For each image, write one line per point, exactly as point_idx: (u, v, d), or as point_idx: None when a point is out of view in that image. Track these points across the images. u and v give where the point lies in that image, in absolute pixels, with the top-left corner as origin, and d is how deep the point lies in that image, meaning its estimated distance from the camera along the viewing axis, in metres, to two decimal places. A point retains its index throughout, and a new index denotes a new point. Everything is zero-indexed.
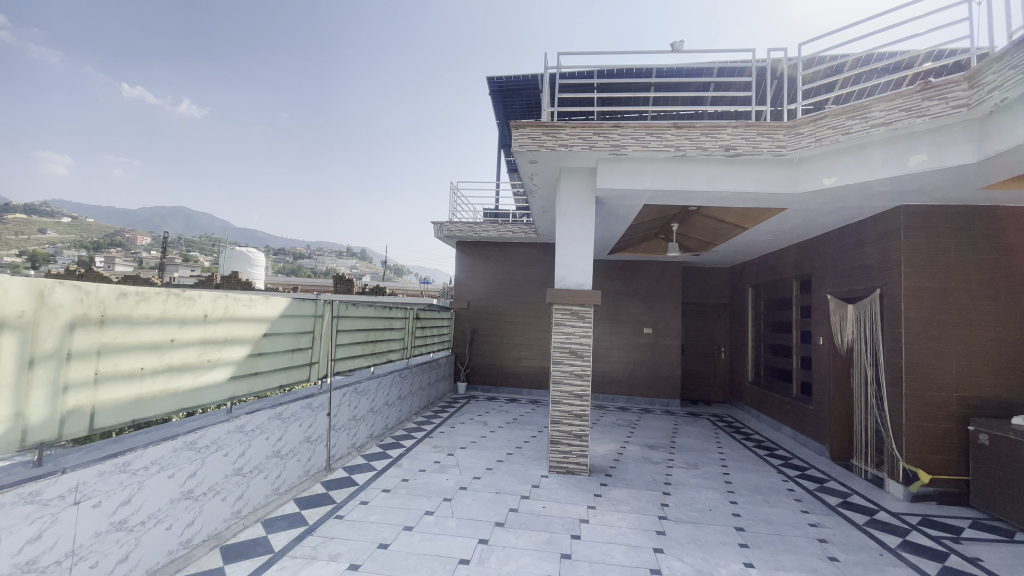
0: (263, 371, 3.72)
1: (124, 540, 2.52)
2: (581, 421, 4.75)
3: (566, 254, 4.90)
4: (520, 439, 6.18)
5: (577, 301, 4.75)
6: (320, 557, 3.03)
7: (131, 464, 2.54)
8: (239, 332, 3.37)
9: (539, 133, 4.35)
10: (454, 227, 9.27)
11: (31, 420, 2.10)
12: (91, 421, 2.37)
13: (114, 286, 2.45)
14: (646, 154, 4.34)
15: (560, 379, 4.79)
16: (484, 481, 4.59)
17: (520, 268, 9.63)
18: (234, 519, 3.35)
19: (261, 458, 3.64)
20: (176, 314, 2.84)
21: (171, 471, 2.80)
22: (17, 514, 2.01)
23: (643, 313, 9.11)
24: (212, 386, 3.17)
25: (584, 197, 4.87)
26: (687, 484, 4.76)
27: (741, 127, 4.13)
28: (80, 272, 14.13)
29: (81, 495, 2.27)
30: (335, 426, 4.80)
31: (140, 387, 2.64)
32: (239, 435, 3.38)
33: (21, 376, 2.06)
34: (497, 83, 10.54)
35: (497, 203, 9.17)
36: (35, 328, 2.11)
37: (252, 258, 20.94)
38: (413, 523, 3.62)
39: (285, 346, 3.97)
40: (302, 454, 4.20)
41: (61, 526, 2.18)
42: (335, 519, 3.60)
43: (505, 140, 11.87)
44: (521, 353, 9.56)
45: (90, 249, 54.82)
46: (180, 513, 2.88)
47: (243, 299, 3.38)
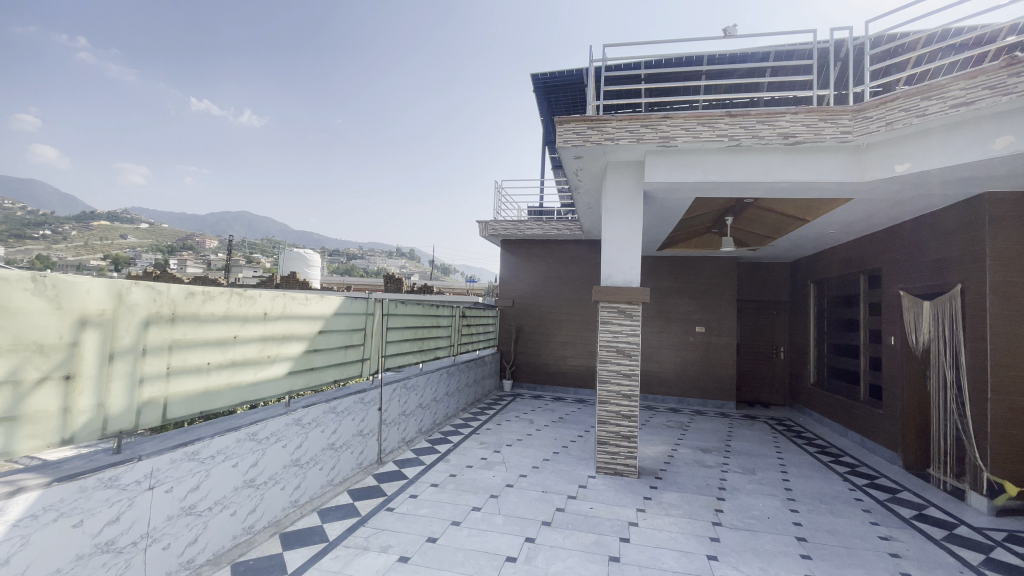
0: (318, 367, 3.87)
1: (194, 524, 2.69)
2: (629, 422, 4.64)
3: (612, 250, 4.81)
4: (567, 439, 6.13)
5: (625, 299, 4.64)
6: (371, 548, 3.12)
7: (199, 453, 2.71)
8: (296, 329, 3.54)
9: (584, 127, 4.28)
10: (498, 225, 9.30)
11: (111, 409, 2.29)
12: (163, 412, 2.55)
13: (183, 286, 2.62)
14: (697, 145, 4.18)
15: (607, 379, 4.71)
16: (530, 480, 4.58)
17: (565, 266, 9.55)
18: (292, 508, 3.52)
19: (316, 450, 3.80)
20: (239, 313, 3.00)
21: (235, 460, 2.97)
22: (99, 497, 2.18)
23: (694, 311, 8.81)
24: (272, 380, 3.33)
25: (631, 192, 4.74)
26: (743, 490, 4.55)
27: (801, 114, 3.90)
28: (155, 273, 15.17)
29: (155, 481, 2.45)
30: (386, 421, 4.94)
31: (208, 381, 2.82)
32: (297, 428, 3.54)
33: (102, 369, 2.24)
34: (541, 80, 10.49)
35: (542, 201, 9.13)
36: (114, 325, 2.29)
37: (308, 260, 21.92)
38: (460, 518, 3.66)
39: (338, 343, 4.11)
40: (355, 447, 4.35)
41: (136, 509, 2.36)
42: (385, 511, 3.70)
43: (549, 136, 11.83)
44: (566, 351, 9.48)
45: (165, 252, 59.29)
46: (244, 500, 3.05)
47: (299, 298, 3.53)
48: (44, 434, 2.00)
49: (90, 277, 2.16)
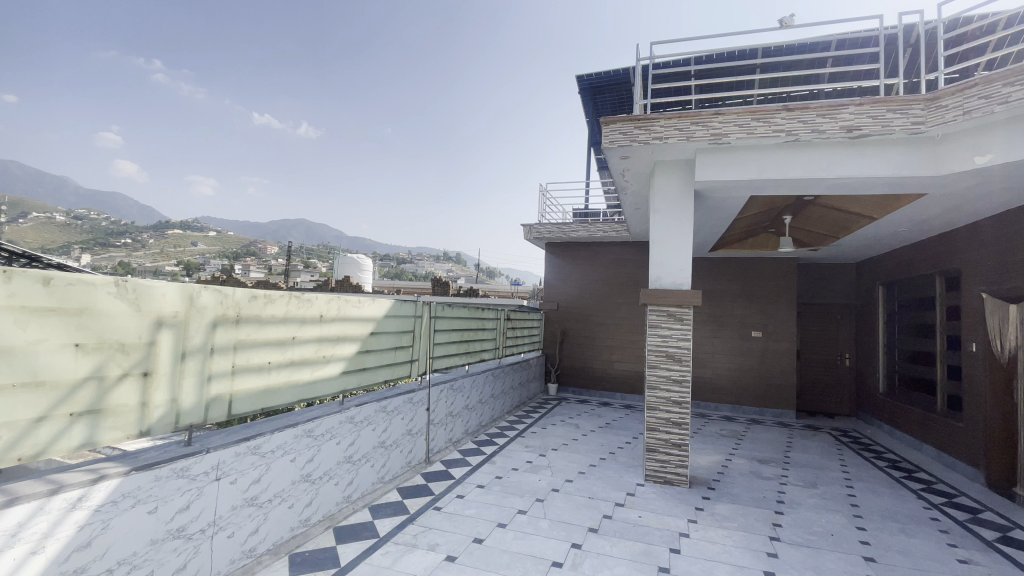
0: (370, 367, 4.00)
1: (255, 514, 2.85)
2: (680, 429, 4.50)
3: (661, 252, 4.69)
4: (614, 445, 6.01)
5: (675, 302, 4.51)
6: (419, 546, 3.18)
7: (261, 447, 2.86)
8: (349, 330, 3.67)
9: (631, 127, 4.21)
10: (543, 228, 9.30)
11: (183, 404, 2.46)
12: (229, 408, 2.72)
13: (247, 290, 2.78)
14: (751, 142, 4.01)
15: (656, 385, 4.59)
16: (576, 485, 4.53)
17: (612, 268, 9.40)
18: (345, 503, 3.65)
19: (368, 448, 3.92)
20: (297, 315, 3.15)
21: (293, 455, 3.12)
22: (172, 486, 2.35)
23: (749, 314, 8.44)
24: (327, 380, 3.48)
25: (681, 192, 4.61)
26: (803, 504, 4.30)
27: (866, 105, 3.66)
28: (222, 278, 16.30)
29: (221, 472, 2.61)
30: (434, 421, 5.04)
31: (269, 379, 2.99)
32: (350, 426, 3.67)
33: (175, 367, 2.41)
34: (586, 81, 10.42)
35: (588, 203, 9.03)
36: (186, 326, 2.46)
37: (361, 265, 22.75)
38: (506, 520, 3.68)
39: (389, 344, 4.24)
40: (404, 446, 4.46)
41: (204, 498, 2.52)
42: (433, 510, 3.77)
43: (595, 138, 11.74)
44: (613, 356, 9.32)
45: (231, 258, 63.37)
46: (301, 493, 3.20)
47: (352, 301, 3.67)
48: (124, 426, 2.18)
49: (164, 281, 2.33)
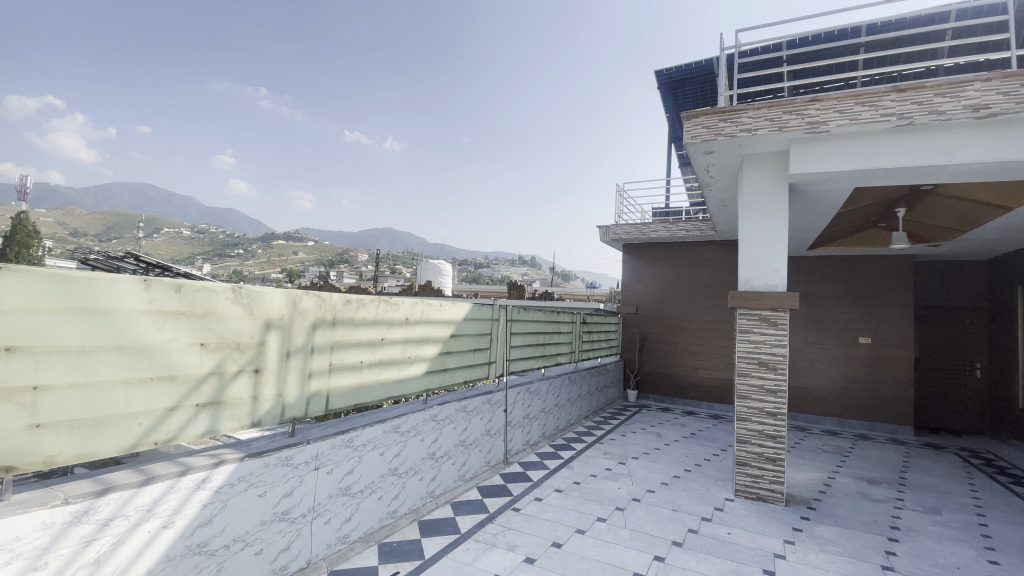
0: (451, 368, 4.14)
1: (349, 503, 3.05)
2: (774, 442, 4.17)
3: (750, 252, 4.39)
4: (699, 456, 5.71)
5: (767, 305, 4.20)
6: (499, 545, 3.23)
7: (353, 441, 3.06)
8: (432, 332, 3.83)
9: (715, 120, 4.00)
10: (620, 230, 9.12)
11: (288, 399, 2.70)
12: (326, 403, 2.95)
13: (342, 294, 3.00)
14: (853, 129, 3.64)
15: (747, 394, 4.30)
16: (658, 496, 4.36)
17: (695, 269, 8.95)
18: (429, 498, 3.81)
19: (450, 446, 4.06)
20: (385, 317, 3.35)
21: (381, 450, 3.30)
22: (278, 472, 2.59)
23: (853, 318, 7.66)
24: (412, 379, 3.65)
25: (772, 186, 4.29)
26: (923, 532, 3.80)
27: (996, 79, 3.19)
28: (318, 284, 17.73)
29: (319, 462, 2.83)
30: (511, 423, 5.10)
31: (361, 377, 3.20)
32: (433, 424, 3.82)
33: (281, 364, 2.66)
34: (665, 76, 10.10)
35: (668, 201, 8.69)
36: (290, 327, 2.71)
37: (441, 270, 23.57)
38: (585, 527, 3.62)
39: (468, 346, 4.36)
40: (483, 446, 4.56)
41: (305, 486, 2.75)
42: (512, 511, 3.82)
43: (675, 133, 11.32)
44: (698, 362, 8.88)
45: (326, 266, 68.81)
46: (388, 486, 3.38)
47: (434, 304, 3.83)
48: (239, 416, 2.44)
49: (272, 287, 2.58)
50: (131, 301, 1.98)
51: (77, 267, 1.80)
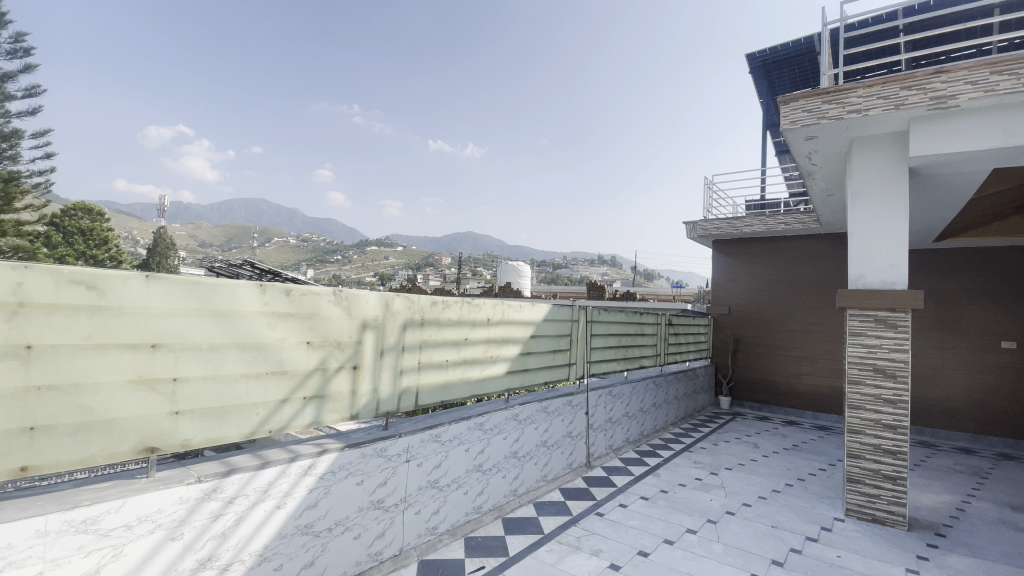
0: (532, 368, 4.17)
1: (437, 496, 3.19)
2: (893, 458, 3.71)
3: (862, 245, 3.94)
4: (803, 470, 5.23)
5: (883, 305, 3.75)
6: (583, 549, 3.20)
7: (440, 436, 3.19)
8: (513, 333, 3.89)
9: (818, 102, 3.66)
10: (709, 224, 8.54)
11: (382, 394, 2.88)
12: (416, 399, 3.10)
13: (429, 296, 3.14)
14: (989, 101, 3.13)
15: (859, 404, 3.88)
16: (754, 510, 4.06)
17: (795, 266, 8.23)
18: (512, 497, 3.87)
19: (532, 446, 4.09)
20: (469, 318, 3.46)
21: (466, 446, 3.41)
22: (373, 463, 2.77)
23: (993, 320, 6.60)
24: (494, 378, 3.74)
25: (888, 171, 3.82)
26: None
27: None
28: (405, 286, 18.65)
29: (409, 455, 2.98)
30: (594, 426, 5.03)
31: (447, 375, 3.33)
32: (515, 423, 3.87)
33: (376, 362, 2.84)
34: (757, 58, 9.51)
35: (764, 193, 8.08)
36: (384, 327, 2.88)
37: (520, 271, 23.79)
38: (673, 537, 3.47)
39: (548, 347, 4.37)
40: (565, 448, 4.54)
41: (397, 477, 2.91)
42: (595, 515, 3.76)
43: (771, 118, 10.55)
44: (799, 368, 8.16)
45: (413, 269, 72.47)
46: (473, 482, 3.48)
47: (514, 305, 3.89)
48: (340, 409, 2.65)
49: (367, 290, 2.77)
50: (249, 304, 2.23)
51: (206, 274, 2.06)
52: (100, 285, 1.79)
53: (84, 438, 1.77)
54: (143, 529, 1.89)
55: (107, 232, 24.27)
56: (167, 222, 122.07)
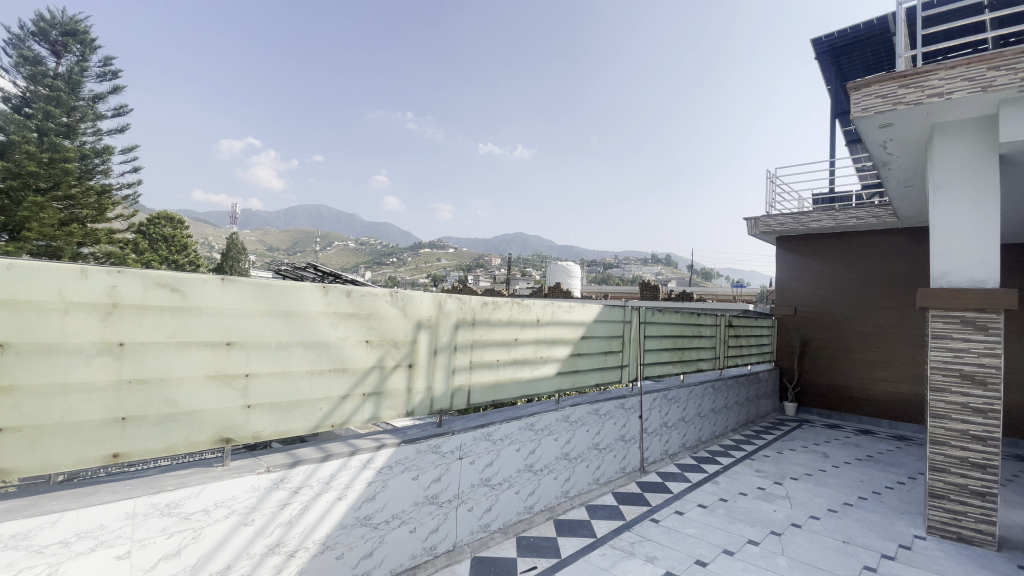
0: (583, 369, 4.13)
1: (489, 494, 3.23)
2: (984, 474, 3.37)
3: (946, 240, 3.60)
4: (879, 483, 4.85)
5: (972, 305, 3.41)
6: (637, 555, 3.13)
7: (492, 435, 3.23)
8: (564, 334, 3.88)
9: (893, 87, 3.38)
10: (772, 220, 8.15)
11: (435, 392, 2.95)
12: (468, 398, 3.16)
13: (480, 297, 3.19)
14: None
15: (943, 413, 3.55)
16: (824, 524, 3.81)
17: (870, 264, 7.65)
18: (563, 498, 3.85)
19: (583, 448, 4.05)
20: (519, 318, 3.47)
21: (517, 445, 3.43)
22: (428, 459, 2.84)
23: None
24: (545, 379, 3.73)
25: (975, 158, 3.47)
26: None
27: None
28: (457, 287, 19.03)
29: (462, 452, 3.04)
30: (648, 430, 4.91)
31: (498, 375, 3.37)
32: (566, 424, 3.85)
33: (430, 360, 2.92)
34: (825, 43, 8.89)
35: (833, 186, 7.57)
36: (437, 327, 2.95)
37: (571, 271, 23.57)
38: (733, 548, 3.33)
39: (600, 348, 4.31)
40: (618, 451, 4.46)
41: (451, 474, 2.97)
42: (650, 521, 3.67)
43: (841, 106, 9.88)
44: (874, 373, 7.59)
45: (464, 270, 73.73)
46: (525, 482, 3.49)
47: (564, 306, 3.87)
48: (396, 406, 2.74)
49: (420, 290, 2.85)
50: (313, 304, 2.35)
51: (274, 277, 2.20)
52: (182, 287, 1.95)
53: (168, 428, 1.93)
54: (220, 513, 2.04)
55: (186, 238, 26.35)
56: (239, 229, 131.02)
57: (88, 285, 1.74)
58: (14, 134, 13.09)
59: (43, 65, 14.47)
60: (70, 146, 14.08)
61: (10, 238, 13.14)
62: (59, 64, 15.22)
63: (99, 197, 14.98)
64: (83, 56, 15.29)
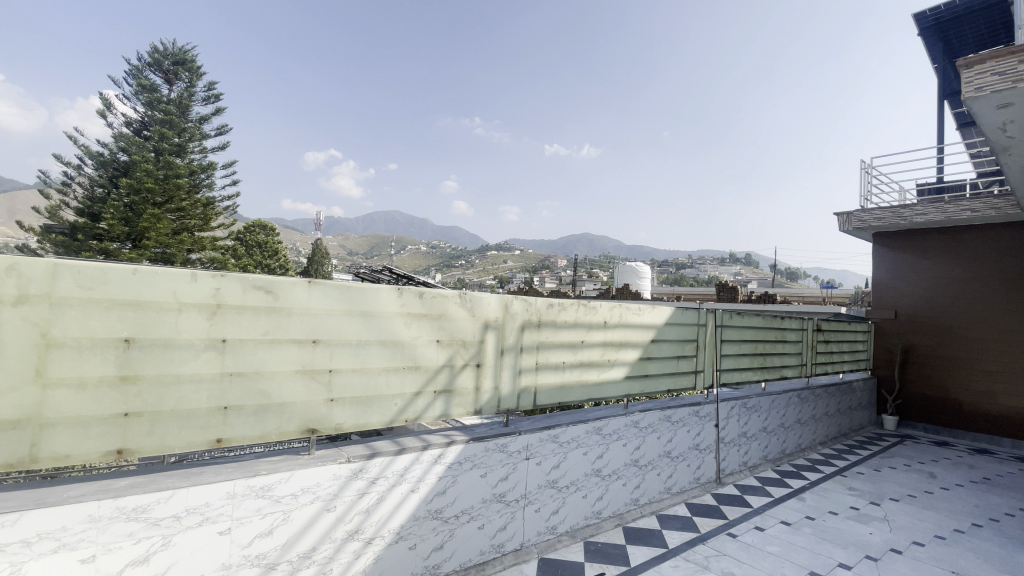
0: (653, 374, 4.01)
1: (556, 496, 3.23)
2: None
3: None
4: (1000, 510, 4.28)
5: None
6: (712, 569, 2.99)
7: (559, 437, 3.23)
8: (633, 337, 3.79)
9: (1013, 62, 2.98)
10: (868, 214, 7.38)
11: (502, 392, 3.01)
12: (534, 399, 3.18)
13: (546, 298, 3.20)
14: None
15: None
16: (929, 551, 3.43)
17: (988, 261, 6.74)
18: (633, 506, 3.75)
19: (654, 455, 3.93)
20: (585, 320, 3.44)
21: (585, 449, 3.40)
22: (496, 458, 2.89)
23: None
24: (613, 382, 3.67)
25: None
26: None
27: None
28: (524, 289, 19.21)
29: (529, 453, 3.06)
30: (725, 440, 4.66)
31: (565, 377, 3.36)
32: (636, 430, 3.76)
33: (497, 360, 2.97)
34: (928, 17, 8.04)
35: (941, 175, 6.77)
36: (503, 328, 3.00)
37: (640, 271, 22.99)
38: (821, 571, 3.08)
39: (671, 352, 4.16)
40: (691, 460, 4.28)
41: (518, 473, 3.01)
42: (727, 535, 3.48)
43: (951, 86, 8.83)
44: (994, 385, 6.71)
45: (531, 272, 74.15)
46: (592, 486, 3.45)
47: (634, 308, 3.78)
48: (465, 404, 2.82)
49: (487, 292, 2.91)
50: (389, 305, 2.48)
51: (354, 280, 2.35)
52: (275, 289, 2.14)
53: (263, 417, 2.13)
54: (306, 498, 2.21)
55: (277, 244, 28.67)
56: (322, 235, 140.61)
57: (197, 287, 1.96)
58: (136, 155, 14.92)
59: (159, 92, 16.39)
60: (181, 164, 15.84)
61: (134, 246, 15.00)
62: (171, 91, 17.18)
63: (203, 208, 16.72)
64: (191, 82, 17.16)
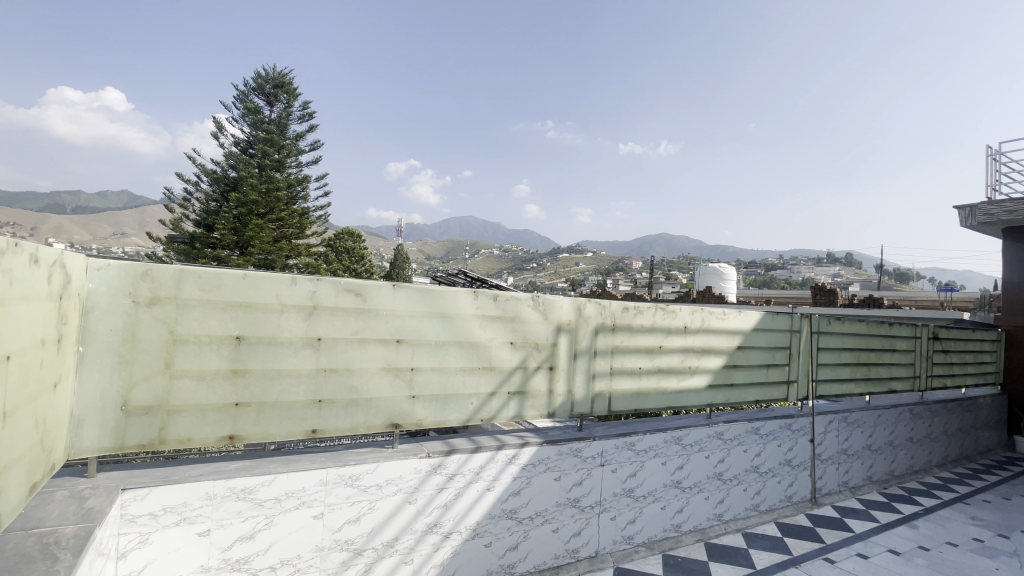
0: (738, 383, 3.80)
1: (633, 506, 3.17)
2: None
3: None
4: None
5: None
6: None
7: (635, 445, 3.16)
8: (714, 343, 3.62)
9: None
10: (997, 207, 6.45)
11: (576, 396, 3.01)
12: (608, 404, 3.15)
13: (620, 302, 3.16)
14: None
15: None
16: None
17: None
18: (716, 521, 3.58)
19: (739, 469, 3.72)
20: (663, 325, 3.35)
21: (663, 459, 3.30)
22: (570, 463, 2.90)
23: None
24: (693, 390, 3.53)
25: None
26: None
27: None
28: (599, 292, 18.95)
29: (604, 459, 3.04)
30: (821, 457, 4.30)
31: (641, 383, 3.29)
32: (718, 441, 3.58)
33: (570, 364, 2.98)
34: None
35: None
36: (577, 332, 3.01)
37: (725, 274, 21.80)
38: None
39: (758, 360, 3.92)
40: (781, 476, 3.99)
41: (593, 479, 2.99)
42: (822, 561, 3.21)
43: None
44: None
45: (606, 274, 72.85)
46: (671, 498, 3.35)
47: (716, 313, 3.61)
48: (539, 406, 2.87)
49: (561, 296, 2.93)
50: (465, 307, 2.59)
51: (434, 283, 2.48)
52: (363, 292, 2.32)
53: (352, 411, 2.31)
54: (390, 490, 2.36)
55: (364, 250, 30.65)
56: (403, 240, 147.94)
57: (297, 290, 2.17)
58: (244, 171, 16.64)
59: (262, 114, 18.15)
60: (281, 178, 17.46)
61: (242, 253, 16.72)
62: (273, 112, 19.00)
63: (299, 217, 18.23)
64: (289, 103, 18.88)
